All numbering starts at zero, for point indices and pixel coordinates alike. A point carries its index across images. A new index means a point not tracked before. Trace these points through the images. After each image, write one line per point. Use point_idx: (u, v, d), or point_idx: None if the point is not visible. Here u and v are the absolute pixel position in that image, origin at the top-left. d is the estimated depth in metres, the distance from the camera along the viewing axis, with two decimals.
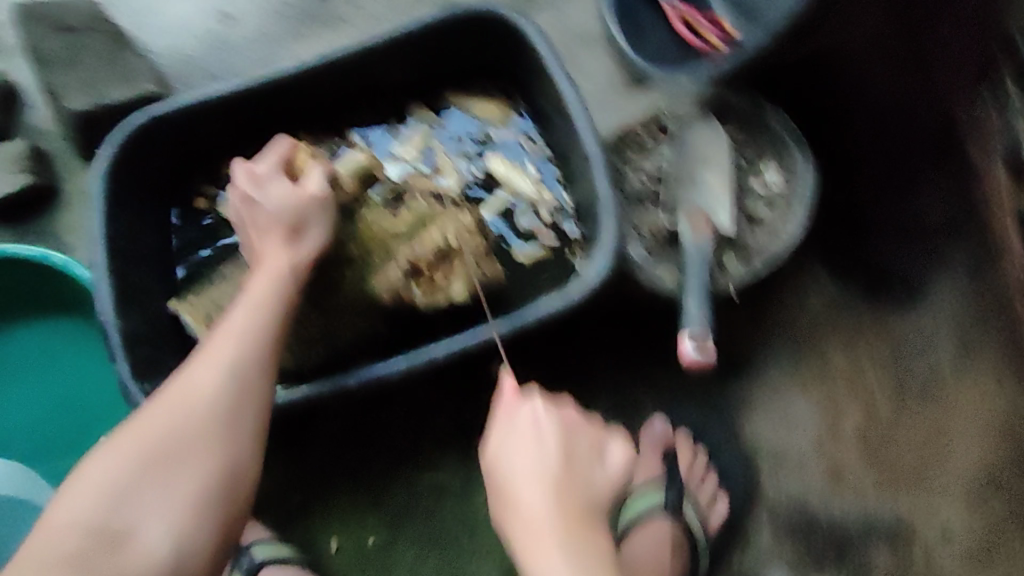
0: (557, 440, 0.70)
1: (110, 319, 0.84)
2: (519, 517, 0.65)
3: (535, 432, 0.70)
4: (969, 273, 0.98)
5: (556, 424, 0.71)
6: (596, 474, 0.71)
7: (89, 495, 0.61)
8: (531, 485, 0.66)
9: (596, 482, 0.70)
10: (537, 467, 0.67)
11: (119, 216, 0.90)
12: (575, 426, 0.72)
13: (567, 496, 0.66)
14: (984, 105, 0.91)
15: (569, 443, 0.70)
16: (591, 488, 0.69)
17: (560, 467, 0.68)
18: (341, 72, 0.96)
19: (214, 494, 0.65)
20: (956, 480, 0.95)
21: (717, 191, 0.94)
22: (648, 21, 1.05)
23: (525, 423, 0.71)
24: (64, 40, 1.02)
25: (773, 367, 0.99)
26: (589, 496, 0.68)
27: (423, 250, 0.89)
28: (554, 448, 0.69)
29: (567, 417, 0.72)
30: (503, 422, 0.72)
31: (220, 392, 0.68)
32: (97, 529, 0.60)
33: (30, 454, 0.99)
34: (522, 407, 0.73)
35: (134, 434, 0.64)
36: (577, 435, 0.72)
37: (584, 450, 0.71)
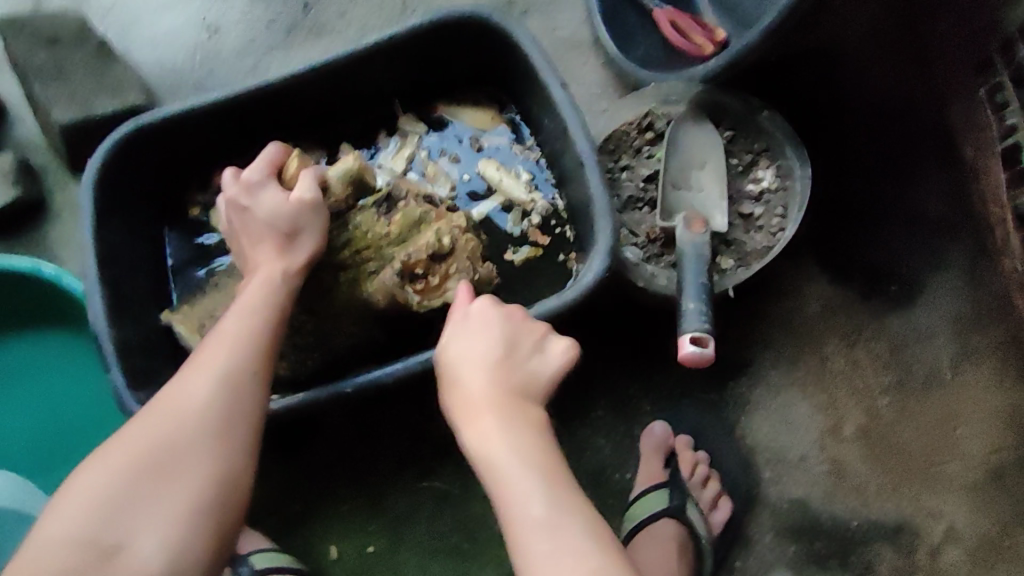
0: (501, 332, 0.69)
1: (103, 329, 0.83)
2: (462, 401, 0.65)
3: (481, 324, 0.70)
4: (966, 274, 0.98)
5: (501, 313, 0.71)
6: (536, 361, 0.69)
7: (80, 508, 0.59)
8: (470, 369, 0.67)
9: (534, 367, 0.68)
10: (481, 357, 0.67)
11: (109, 226, 0.89)
12: (518, 317, 0.71)
13: (505, 378, 0.66)
14: (980, 104, 0.94)
15: (513, 330, 0.70)
16: (531, 374, 0.68)
17: (505, 356, 0.68)
18: (330, 79, 0.95)
19: (211, 502, 0.63)
20: (961, 474, 0.94)
21: (712, 193, 0.94)
22: (638, 25, 1.05)
23: (472, 317, 0.71)
24: (51, 53, 1.01)
25: (772, 368, 0.98)
26: (529, 381, 0.67)
27: (418, 251, 0.88)
28: (498, 337, 0.69)
29: (510, 311, 0.72)
30: (455, 320, 0.73)
31: (213, 398, 0.67)
32: (91, 542, 0.58)
33: (29, 467, 0.98)
34: (470, 306, 0.72)
35: (125, 444, 0.63)
36: (522, 324, 0.71)
37: (527, 340, 0.70)
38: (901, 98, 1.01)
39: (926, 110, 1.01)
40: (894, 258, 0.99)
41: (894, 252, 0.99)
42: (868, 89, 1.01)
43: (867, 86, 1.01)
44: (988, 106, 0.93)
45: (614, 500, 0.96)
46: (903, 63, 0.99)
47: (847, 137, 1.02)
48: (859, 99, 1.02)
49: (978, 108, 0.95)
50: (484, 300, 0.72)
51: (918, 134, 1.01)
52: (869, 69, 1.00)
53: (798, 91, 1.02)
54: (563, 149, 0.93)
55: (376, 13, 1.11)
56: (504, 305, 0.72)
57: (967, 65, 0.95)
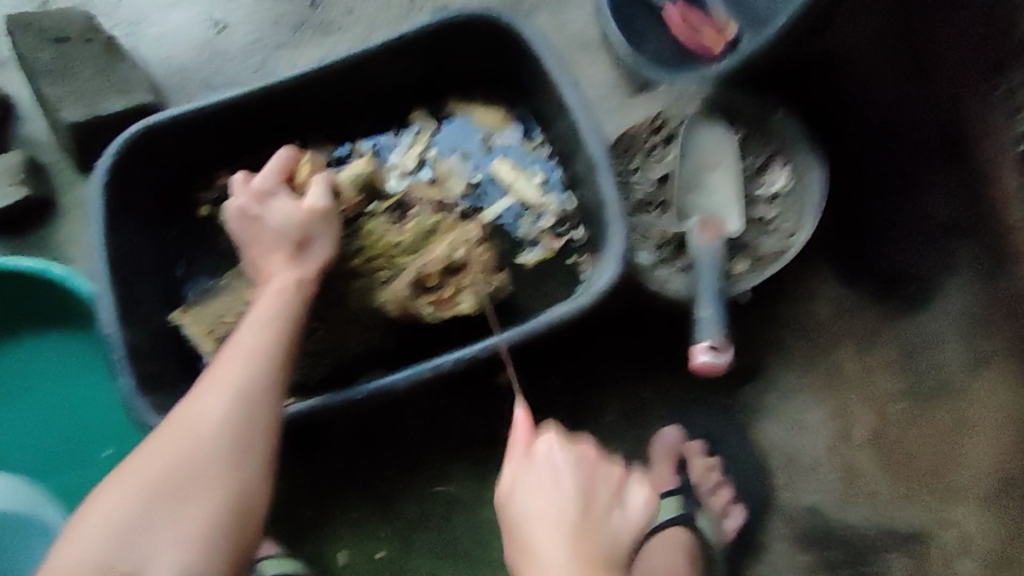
0: (573, 482, 0.64)
1: (115, 332, 0.82)
2: (538, 567, 0.60)
3: (550, 473, 0.65)
4: (977, 276, 0.95)
5: (578, 465, 0.66)
6: (613, 521, 0.64)
7: (97, 532, 0.59)
8: (547, 526, 0.62)
9: (613, 527, 0.64)
10: (554, 502, 0.63)
11: (118, 230, 0.88)
12: (593, 462, 0.67)
13: (585, 543, 0.61)
14: (998, 108, 0.86)
15: (590, 480, 0.65)
16: (609, 536, 0.63)
17: (585, 513, 0.63)
18: (339, 77, 0.94)
19: (227, 521, 0.63)
20: (972, 484, 0.93)
21: (726, 195, 0.93)
22: (648, 22, 1.03)
23: (540, 459, 0.66)
24: (56, 50, 1.00)
25: (786, 373, 0.97)
26: (610, 542, 0.62)
27: (429, 264, 0.87)
28: (570, 487, 0.64)
29: (586, 453, 0.67)
30: (530, 466, 0.66)
31: (227, 413, 0.67)
32: (107, 566, 0.58)
33: (34, 470, 0.98)
34: (536, 446, 0.67)
35: (140, 467, 0.63)
36: (601, 472, 0.67)
37: (606, 489, 0.66)
38: (903, 103, 0.96)
39: (936, 111, 0.93)
40: (904, 263, 0.98)
41: (904, 257, 0.98)
42: (879, 91, 0.98)
43: (875, 87, 0.98)
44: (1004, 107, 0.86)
45: None
46: (900, 66, 0.95)
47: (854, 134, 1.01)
48: (870, 98, 0.99)
49: (995, 111, 0.87)
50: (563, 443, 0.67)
51: (925, 134, 0.96)
52: (870, 81, 0.97)
53: (807, 88, 1.02)
54: (576, 151, 0.92)
55: (384, 11, 1.10)
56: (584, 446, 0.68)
57: (981, 65, 0.87)
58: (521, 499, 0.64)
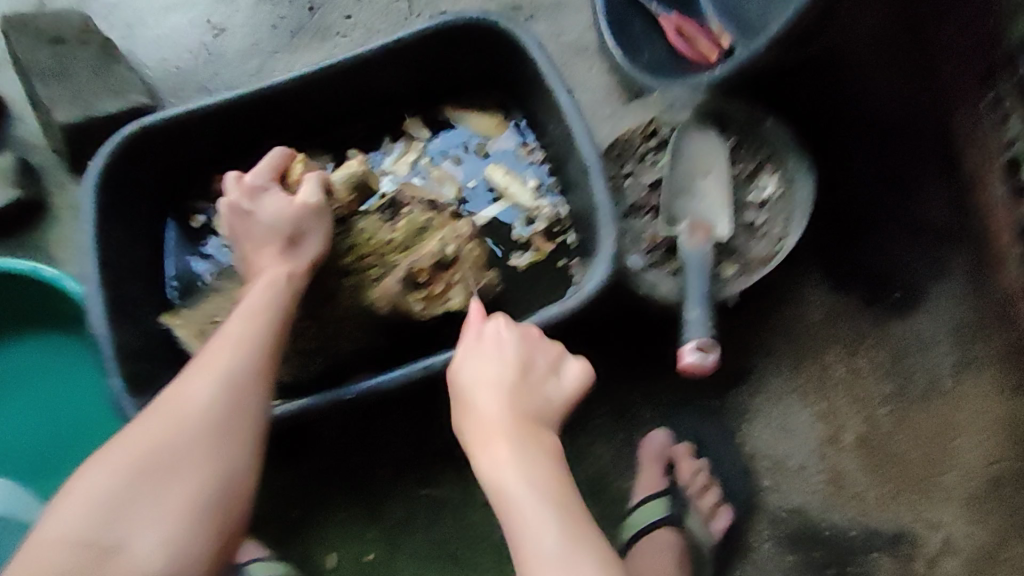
0: (516, 355, 0.74)
1: (104, 332, 0.83)
2: (480, 426, 0.69)
3: (496, 346, 0.74)
4: (968, 280, 0.99)
5: (523, 341, 0.75)
6: (548, 386, 0.74)
7: (80, 508, 0.60)
8: (491, 396, 0.71)
9: (546, 394, 0.73)
10: (499, 392, 0.71)
11: (110, 229, 0.89)
12: (535, 338, 0.76)
13: (520, 405, 0.71)
14: (983, 116, 0.92)
15: (534, 352, 0.75)
16: (539, 400, 0.72)
17: (526, 380, 0.73)
18: (335, 80, 0.95)
19: (211, 502, 0.64)
20: (958, 486, 0.95)
21: (716, 200, 0.94)
22: (642, 31, 1.04)
23: (488, 337, 0.75)
24: (52, 51, 1.01)
25: (774, 376, 0.98)
26: (541, 407, 0.72)
27: (421, 259, 0.89)
28: (511, 360, 0.73)
29: (527, 332, 0.76)
30: (480, 341, 0.76)
31: (216, 398, 0.68)
32: (88, 542, 0.58)
33: (17, 469, 0.97)
34: (488, 324, 0.77)
35: (128, 444, 0.64)
36: (540, 347, 0.76)
37: (544, 363, 0.75)
38: (901, 104, 1.02)
39: (927, 116, 1.01)
40: (894, 266, 1.00)
41: (896, 259, 1.00)
42: (875, 94, 1.03)
43: (874, 91, 1.03)
44: (992, 113, 0.90)
45: (614, 509, 0.96)
46: (902, 65, 1.01)
47: (851, 136, 1.03)
48: (866, 104, 1.03)
49: (981, 120, 0.93)
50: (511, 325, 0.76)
51: (925, 137, 1.02)
52: (874, 81, 1.02)
53: (806, 91, 1.03)
54: (568, 156, 0.93)
55: (379, 16, 1.11)
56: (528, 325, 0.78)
57: (972, 75, 0.92)
58: (467, 367, 0.73)
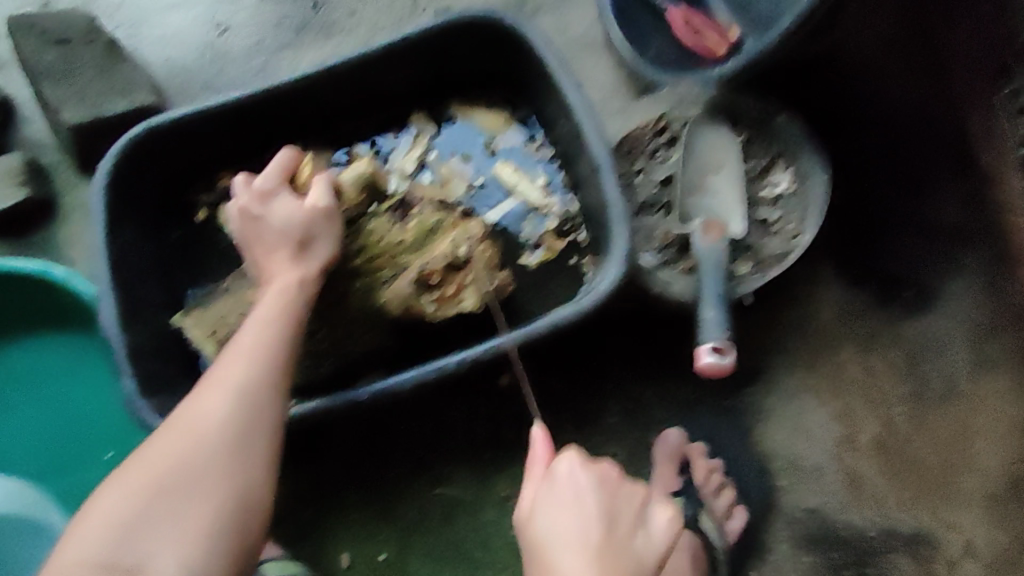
0: (597, 503, 0.65)
1: (115, 335, 0.82)
2: None
3: (575, 499, 0.66)
4: (986, 283, 0.96)
5: (604, 487, 0.67)
6: (640, 533, 0.66)
7: (100, 529, 0.60)
8: (572, 551, 0.62)
9: (639, 548, 0.64)
10: (580, 533, 0.63)
11: (123, 231, 0.89)
12: (618, 480, 0.68)
13: (610, 564, 0.62)
14: (998, 115, 0.93)
15: (620, 499, 0.67)
16: (632, 557, 0.64)
17: (612, 534, 0.64)
18: (341, 79, 0.94)
19: (231, 518, 0.63)
20: (977, 489, 0.93)
21: (729, 198, 0.93)
22: (651, 25, 1.03)
23: (563, 481, 0.67)
24: (59, 52, 1.00)
25: (789, 373, 0.97)
26: (637, 557, 0.64)
27: (433, 260, 0.87)
28: (593, 513, 0.65)
29: (607, 475, 0.68)
30: (559, 487, 0.67)
31: (230, 410, 0.67)
32: (108, 564, 0.58)
33: (38, 469, 0.98)
34: (560, 464, 0.68)
35: (144, 466, 0.63)
36: (622, 492, 0.68)
37: (632, 511, 0.67)
38: (914, 107, 0.99)
39: (937, 121, 0.98)
40: (908, 266, 0.98)
41: (909, 259, 0.98)
42: (890, 95, 0.99)
43: (888, 92, 0.99)
44: (1006, 108, 0.91)
45: None
46: (920, 69, 0.98)
47: (868, 132, 1.00)
48: (878, 105, 0.99)
49: (997, 119, 0.93)
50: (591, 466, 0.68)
51: (935, 145, 0.98)
52: (886, 82, 0.99)
53: (813, 87, 1.00)
54: (578, 154, 0.92)
55: (386, 12, 1.09)
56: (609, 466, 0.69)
57: (988, 71, 0.93)
58: (543, 527, 0.65)
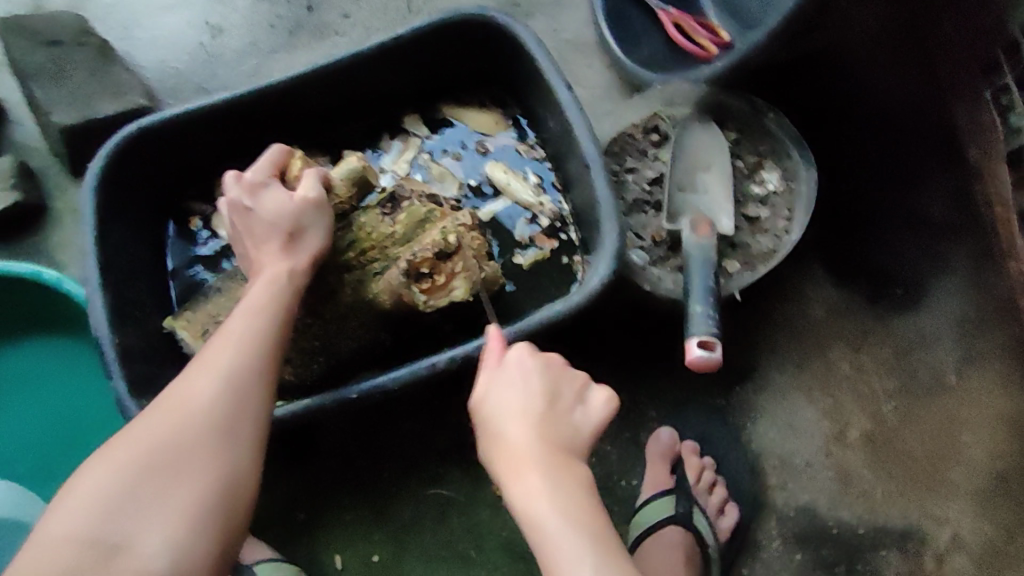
0: (545, 385, 0.65)
1: (105, 334, 0.82)
2: (507, 458, 0.61)
3: (520, 373, 0.66)
4: (971, 273, 0.98)
5: (542, 360, 0.67)
6: (579, 416, 0.65)
7: (84, 505, 0.60)
8: (518, 424, 0.62)
9: (581, 427, 0.65)
10: (521, 405, 0.63)
11: (110, 232, 0.89)
12: (558, 357, 0.68)
13: (551, 431, 0.62)
14: (985, 106, 0.90)
15: (559, 378, 0.66)
16: (575, 430, 0.64)
17: (559, 415, 0.64)
18: (332, 80, 0.94)
19: (215, 504, 0.64)
20: (967, 481, 0.94)
21: (719, 194, 0.93)
22: (642, 26, 1.04)
23: (509, 362, 0.66)
24: (50, 54, 1.00)
25: (778, 373, 0.97)
26: (578, 431, 0.64)
27: (423, 250, 0.86)
28: (537, 387, 0.65)
29: (549, 354, 0.68)
30: (507, 368, 0.66)
31: (219, 398, 0.68)
32: (94, 541, 0.59)
33: (27, 476, 0.97)
34: (506, 354, 0.67)
35: (130, 445, 0.63)
36: (562, 364, 0.68)
37: (571, 386, 0.66)
38: (906, 100, 0.99)
39: (931, 108, 0.98)
40: (898, 261, 0.99)
41: (898, 256, 0.99)
42: (875, 85, 1.01)
43: (873, 83, 1.01)
44: (994, 110, 0.89)
45: (620, 507, 0.95)
46: (908, 62, 0.98)
47: (853, 126, 1.02)
48: (866, 92, 1.01)
49: (983, 109, 0.91)
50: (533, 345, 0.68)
51: (925, 132, 1.00)
52: (874, 67, 0.99)
53: (805, 82, 1.02)
54: (568, 152, 0.92)
55: (379, 15, 1.10)
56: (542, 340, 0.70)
57: (973, 66, 0.90)
58: (495, 409, 0.64)
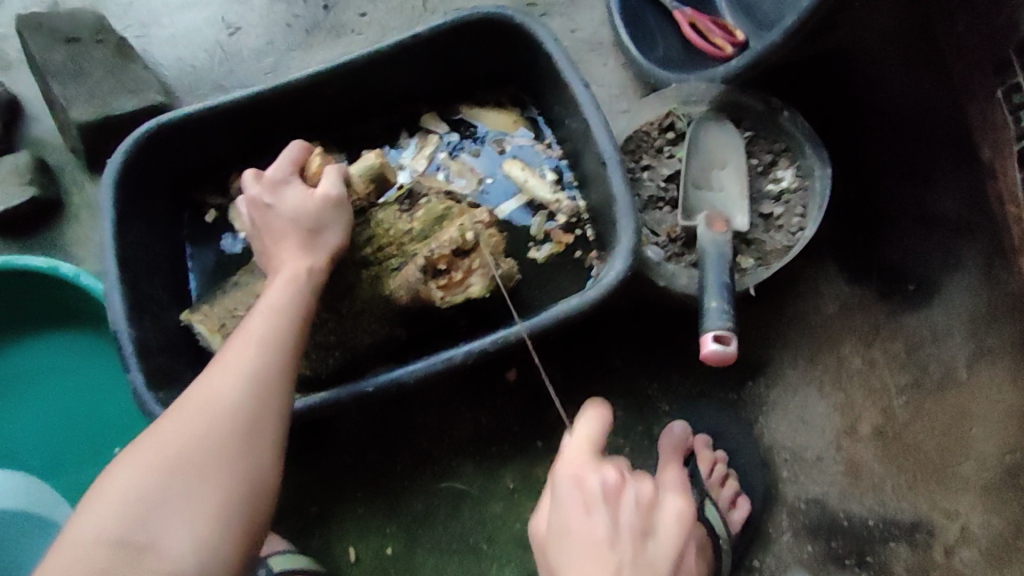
0: (612, 524, 0.59)
1: (123, 329, 0.83)
2: None
3: (587, 513, 0.60)
4: (981, 271, 0.98)
5: (601, 494, 0.61)
6: (648, 548, 0.59)
7: (115, 507, 0.62)
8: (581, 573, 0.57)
9: (655, 561, 0.58)
10: (587, 554, 0.58)
11: (128, 228, 0.89)
12: (619, 492, 0.61)
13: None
14: (998, 104, 0.90)
15: (620, 513, 0.60)
16: (653, 568, 0.58)
17: (634, 553, 0.58)
18: (350, 78, 0.95)
19: (238, 504, 0.66)
20: (976, 475, 0.95)
21: (733, 192, 0.94)
22: (657, 26, 1.05)
23: (565, 487, 0.62)
24: (68, 51, 1.01)
25: (791, 368, 0.98)
26: (655, 568, 0.58)
27: (440, 247, 0.87)
28: (600, 523, 0.59)
29: (607, 486, 0.61)
30: (574, 506, 0.61)
31: (242, 399, 0.69)
32: (122, 543, 0.61)
33: (40, 466, 0.97)
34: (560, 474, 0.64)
35: (160, 447, 0.65)
36: (625, 503, 0.60)
37: (636, 520, 0.60)
38: (918, 99, 1.01)
39: (941, 109, 0.99)
40: (908, 259, 1.00)
41: (908, 253, 1.00)
42: (888, 85, 1.02)
43: (886, 82, 1.02)
44: (1006, 110, 0.89)
45: None
46: (918, 62, 0.99)
47: (864, 127, 1.04)
48: (879, 93, 1.03)
49: (996, 108, 0.91)
50: (591, 476, 0.62)
51: (937, 130, 1.00)
52: (886, 71, 1.01)
53: (817, 90, 1.05)
54: (585, 149, 0.93)
55: (395, 12, 1.10)
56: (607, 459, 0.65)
57: (987, 65, 0.90)
58: (562, 542, 0.60)
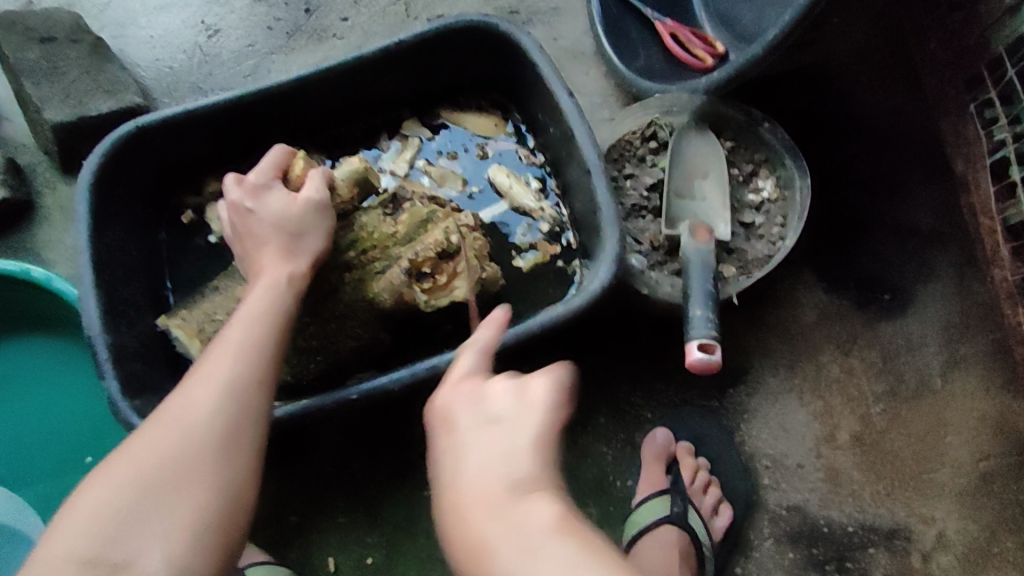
0: (470, 423, 0.51)
1: (99, 335, 0.80)
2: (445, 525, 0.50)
3: (446, 426, 0.53)
4: (954, 282, 1.01)
5: (455, 401, 0.53)
6: (502, 432, 0.50)
7: (83, 526, 0.57)
8: (446, 483, 0.50)
9: (513, 444, 0.49)
10: (449, 465, 0.50)
11: (104, 231, 0.87)
12: (477, 392, 0.53)
13: (474, 476, 0.48)
14: (970, 119, 0.92)
15: (471, 410, 0.52)
16: (508, 450, 0.49)
17: (489, 442, 0.49)
18: (333, 83, 0.95)
19: (215, 521, 0.61)
20: (951, 481, 0.96)
21: (715, 201, 0.95)
22: (638, 37, 1.06)
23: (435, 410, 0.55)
24: (43, 50, 1.00)
25: (772, 376, 0.99)
26: (509, 447, 0.49)
27: (425, 249, 0.85)
28: (457, 428, 0.51)
29: (469, 389, 0.53)
30: (440, 426, 0.54)
31: (219, 409, 0.65)
32: (94, 562, 0.55)
33: (11, 477, 0.95)
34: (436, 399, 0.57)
35: (131, 459, 0.61)
36: (484, 398, 0.52)
37: (493, 411, 0.51)
38: (893, 113, 1.06)
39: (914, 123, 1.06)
40: (884, 269, 1.02)
41: (885, 263, 1.02)
42: (863, 99, 1.06)
43: (861, 95, 1.07)
44: (978, 122, 0.91)
45: (617, 508, 0.97)
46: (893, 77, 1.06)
47: (844, 140, 1.06)
48: (855, 107, 1.06)
49: (967, 122, 0.93)
50: (444, 392, 0.54)
51: (911, 141, 1.05)
52: (861, 85, 1.05)
53: (796, 100, 1.07)
54: (569, 157, 0.93)
55: (378, 18, 1.10)
56: (479, 366, 0.57)
57: (957, 81, 0.93)
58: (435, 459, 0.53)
